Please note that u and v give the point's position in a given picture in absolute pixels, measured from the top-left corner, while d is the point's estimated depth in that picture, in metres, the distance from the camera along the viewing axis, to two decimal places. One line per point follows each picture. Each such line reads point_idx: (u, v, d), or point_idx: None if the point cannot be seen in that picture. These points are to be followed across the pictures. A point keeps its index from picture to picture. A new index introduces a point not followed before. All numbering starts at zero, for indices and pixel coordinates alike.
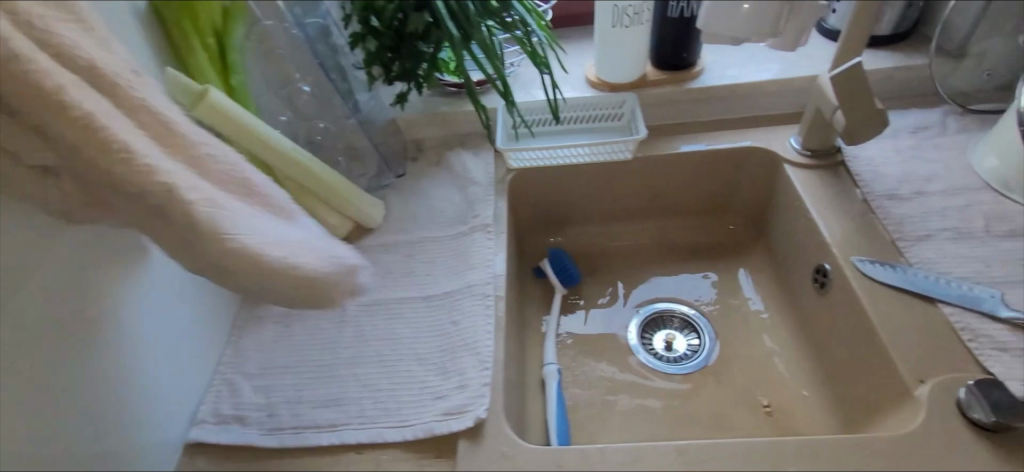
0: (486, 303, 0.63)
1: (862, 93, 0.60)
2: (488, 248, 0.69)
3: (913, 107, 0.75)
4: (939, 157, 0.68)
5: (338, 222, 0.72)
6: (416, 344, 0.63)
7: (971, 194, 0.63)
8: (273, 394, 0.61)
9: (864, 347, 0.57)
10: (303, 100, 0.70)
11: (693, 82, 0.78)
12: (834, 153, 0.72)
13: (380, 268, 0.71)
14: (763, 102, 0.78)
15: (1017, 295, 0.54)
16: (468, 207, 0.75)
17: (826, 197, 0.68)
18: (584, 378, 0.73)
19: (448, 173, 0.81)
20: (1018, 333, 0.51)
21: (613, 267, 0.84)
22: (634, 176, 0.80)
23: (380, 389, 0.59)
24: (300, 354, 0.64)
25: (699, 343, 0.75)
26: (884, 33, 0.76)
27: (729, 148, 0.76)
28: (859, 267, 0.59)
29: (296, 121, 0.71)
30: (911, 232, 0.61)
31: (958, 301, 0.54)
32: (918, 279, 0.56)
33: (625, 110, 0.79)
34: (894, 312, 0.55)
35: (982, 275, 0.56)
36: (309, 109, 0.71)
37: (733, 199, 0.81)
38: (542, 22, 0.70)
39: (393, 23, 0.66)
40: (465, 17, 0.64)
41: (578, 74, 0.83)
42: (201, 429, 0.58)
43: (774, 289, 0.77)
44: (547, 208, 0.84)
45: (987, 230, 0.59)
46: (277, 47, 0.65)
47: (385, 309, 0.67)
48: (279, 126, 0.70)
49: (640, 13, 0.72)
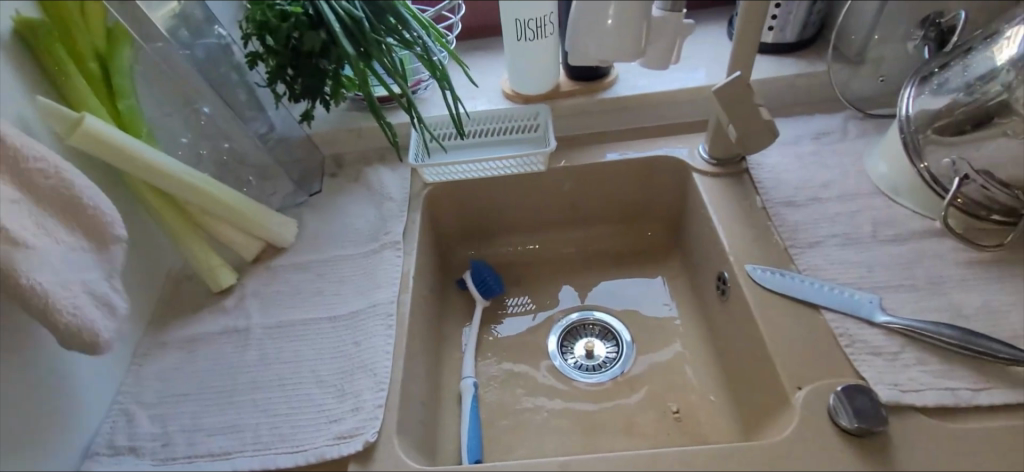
0: (387, 323, 0.64)
1: (742, 103, 0.62)
2: (395, 265, 0.70)
3: (817, 115, 0.77)
4: (837, 164, 0.70)
5: (248, 244, 0.72)
6: (317, 366, 0.62)
7: (861, 200, 0.65)
8: (171, 423, 0.59)
9: (757, 354, 0.58)
10: (204, 121, 0.71)
11: (606, 93, 0.78)
12: (738, 161, 0.72)
13: (288, 289, 0.70)
14: (673, 112, 0.79)
15: (894, 299, 0.55)
16: (381, 224, 0.75)
17: (727, 204, 0.69)
18: (501, 390, 0.72)
19: (365, 189, 0.80)
20: (892, 337, 0.53)
21: (535, 277, 0.84)
22: (550, 187, 0.80)
23: (277, 414, 0.59)
24: (201, 380, 0.63)
25: (618, 350, 0.75)
26: (788, 40, 0.77)
27: (641, 157, 0.77)
28: (751, 275, 0.60)
29: (198, 142, 0.71)
30: (804, 238, 0.62)
31: (839, 308, 0.55)
32: (804, 287, 0.58)
33: (540, 121, 0.79)
34: (779, 319, 0.56)
35: (865, 281, 0.58)
36: (212, 130, 0.72)
37: (650, 206, 0.82)
38: (441, 40, 0.73)
39: (289, 42, 0.65)
40: (361, 33, 0.64)
41: (495, 87, 0.83)
42: (94, 462, 0.57)
43: (689, 294, 0.77)
44: (468, 220, 0.83)
45: (874, 236, 0.61)
46: (168, 70, 0.66)
47: (290, 332, 0.66)
48: (180, 149, 0.69)
49: (543, 26, 0.72)
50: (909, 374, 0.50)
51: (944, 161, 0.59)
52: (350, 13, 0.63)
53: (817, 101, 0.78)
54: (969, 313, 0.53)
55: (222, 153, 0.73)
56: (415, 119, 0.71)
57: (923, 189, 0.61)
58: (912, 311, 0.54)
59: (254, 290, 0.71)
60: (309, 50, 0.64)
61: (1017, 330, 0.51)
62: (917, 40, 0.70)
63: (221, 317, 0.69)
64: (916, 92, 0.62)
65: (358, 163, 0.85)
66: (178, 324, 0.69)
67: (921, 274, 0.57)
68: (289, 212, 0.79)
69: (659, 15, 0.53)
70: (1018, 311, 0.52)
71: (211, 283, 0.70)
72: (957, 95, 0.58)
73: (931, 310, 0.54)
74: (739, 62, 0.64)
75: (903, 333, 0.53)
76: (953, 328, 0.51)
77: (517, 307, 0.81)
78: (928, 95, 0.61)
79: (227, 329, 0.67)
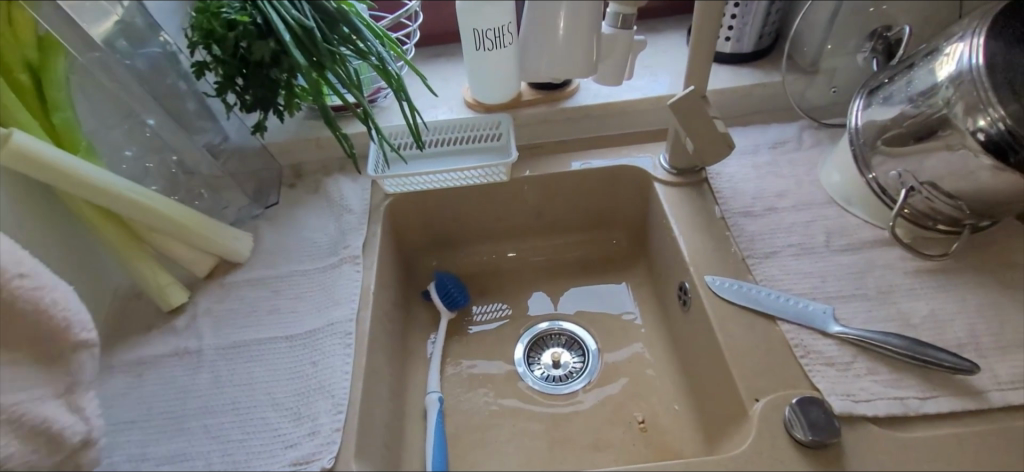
0: (346, 343, 0.62)
1: (700, 117, 0.62)
2: (354, 281, 0.68)
3: (774, 125, 0.78)
4: (792, 173, 0.71)
5: (199, 261, 0.69)
6: (272, 389, 0.60)
7: (815, 209, 0.66)
8: (118, 453, 0.56)
9: (717, 365, 0.58)
10: (150, 134, 0.68)
11: (567, 102, 0.78)
12: (698, 171, 0.73)
13: (243, 307, 0.67)
14: (635, 122, 0.80)
15: (846, 309, 0.57)
16: (340, 237, 0.73)
17: (688, 214, 0.69)
18: (466, 405, 0.71)
19: (325, 201, 0.78)
20: (844, 347, 0.54)
21: (500, 287, 0.83)
22: (514, 197, 0.80)
23: (230, 440, 0.56)
24: (149, 405, 0.60)
25: (584, 360, 0.75)
26: (745, 51, 0.79)
27: (605, 167, 0.77)
28: (710, 286, 0.61)
29: (143, 155, 0.69)
30: (760, 249, 0.63)
31: (794, 319, 0.56)
32: (760, 297, 0.58)
33: (501, 131, 0.79)
34: (738, 330, 0.57)
35: (820, 291, 0.59)
36: (158, 143, 0.70)
37: (614, 215, 0.82)
38: (396, 48, 0.71)
39: (238, 52, 0.62)
40: (312, 44, 0.62)
41: (456, 96, 0.82)
42: None
43: (652, 302, 0.78)
44: (431, 231, 0.82)
45: (827, 246, 0.63)
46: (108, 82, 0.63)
47: (244, 353, 0.63)
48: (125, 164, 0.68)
49: (501, 36, 0.70)
50: (860, 385, 0.51)
51: (891, 174, 0.61)
52: (301, 22, 0.61)
53: (773, 110, 0.80)
54: (917, 323, 0.55)
55: (170, 165, 0.71)
56: (373, 130, 0.70)
57: (874, 199, 0.63)
58: (864, 322, 0.56)
59: (206, 308, 0.68)
60: (258, 60, 0.62)
61: (961, 338, 0.53)
62: (866, 52, 0.71)
63: (171, 338, 0.65)
64: (865, 104, 0.63)
65: (318, 173, 0.82)
66: (125, 345, 0.65)
67: (872, 283, 0.59)
68: (244, 225, 0.76)
69: (610, 33, 0.51)
70: (962, 320, 0.54)
71: (160, 302, 0.67)
72: (903, 107, 0.59)
73: (881, 320, 0.56)
74: (694, 77, 0.65)
75: (855, 343, 0.54)
76: (902, 338, 0.52)
77: (480, 316, 0.80)
78: (876, 107, 0.62)
79: (177, 351, 0.64)
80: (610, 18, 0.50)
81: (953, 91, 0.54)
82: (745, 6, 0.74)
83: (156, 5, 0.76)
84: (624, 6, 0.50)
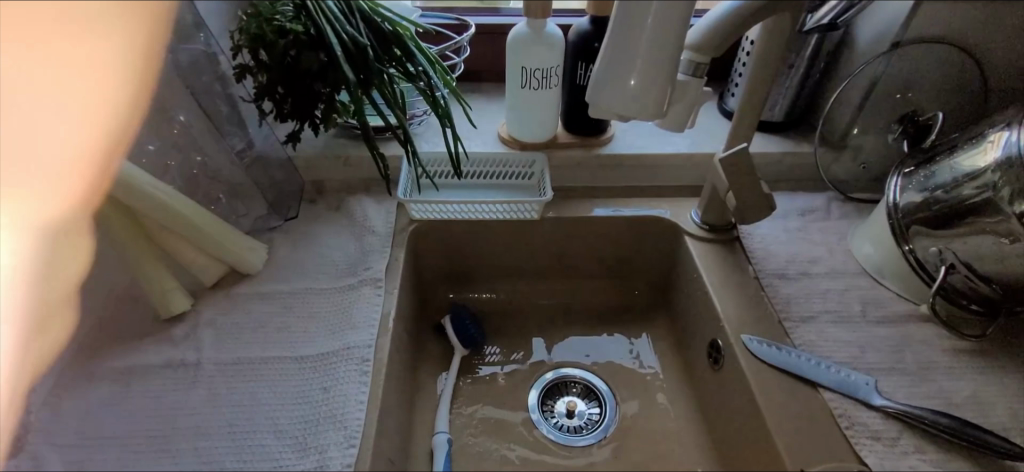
0: (362, 370, 0.58)
1: (746, 181, 0.62)
2: (375, 305, 0.64)
3: (800, 191, 0.80)
4: (822, 240, 0.71)
5: (216, 306, 0.64)
6: (275, 413, 0.54)
7: (848, 278, 0.66)
8: (79, 442, 0.51)
9: (752, 430, 0.56)
10: (278, 96, 0.62)
11: (602, 149, 0.78)
12: (730, 229, 0.73)
13: (250, 322, 0.63)
14: (667, 175, 0.80)
15: (888, 383, 0.56)
16: (360, 258, 0.70)
17: (721, 270, 0.68)
18: (479, 449, 0.66)
19: (347, 219, 0.75)
20: (889, 422, 0.53)
21: (514, 325, 0.80)
22: (541, 235, 0.77)
23: (223, 468, 0.50)
24: (136, 422, 0.53)
25: (600, 413, 0.71)
26: (776, 120, 0.80)
27: (636, 215, 0.76)
28: (747, 345, 0.59)
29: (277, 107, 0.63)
30: (797, 313, 0.63)
31: (836, 387, 0.55)
32: (799, 362, 0.57)
33: (534, 170, 0.78)
34: (778, 399, 0.55)
35: (857, 362, 0.58)
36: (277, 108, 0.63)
37: (637, 265, 0.80)
38: (446, 76, 0.69)
39: (285, 60, 0.60)
40: (365, 63, 0.60)
41: (492, 132, 0.82)
42: None
43: (673, 355, 0.76)
44: (449, 264, 0.80)
45: (863, 316, 0.62)
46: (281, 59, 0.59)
47: (248, 371, 0.58)
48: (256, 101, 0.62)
49: (548, 77, 0.71)
50: (909, 463, 0.50)
51: (931, 250, 0.61)
52: (355, 39, 0.60)
53: (802, 179, 0.81)
54: (960, 403, 0.54)
55: (193, 165, 0.65)
56: (409, 153, 0.67)
57: (908, 273, 0.63)
58: (907, 396, 0.55)
59: (209, 320, 0.62)
60: (307, 71, 0.60)
61: (1005, 422, 0.52)
62: (895, 133, 0.73)
63: (167, 347, 0.59)
64: (902, 182, 0.65)
65: (340, 192, 0.80)
66: (112, 352, 0.58)
67: (910, 359, 0.58)
68: (259, 236, 0.72)
69: (683, 79, 0.52)
70: (1004, 404, 0.54)
71: (160, 309, 0.61)
72: (941, 190, 0.61)
73: (922, 397, 0.55)
74: (740, 134, 0.64)
75: (899, 418, 0.53)
76: (949, 417, 0.51)
77: (493, 355, 0.77)
78: (913, 187, 0.64)
79: (172, 362, 0.58)
80: (684, 66, 0.52)
81: (1000, 175, 0.55)
82: (784, 77, 0.76)
83: (203, 5, 0.69)
84: (698, 54, 0.51)
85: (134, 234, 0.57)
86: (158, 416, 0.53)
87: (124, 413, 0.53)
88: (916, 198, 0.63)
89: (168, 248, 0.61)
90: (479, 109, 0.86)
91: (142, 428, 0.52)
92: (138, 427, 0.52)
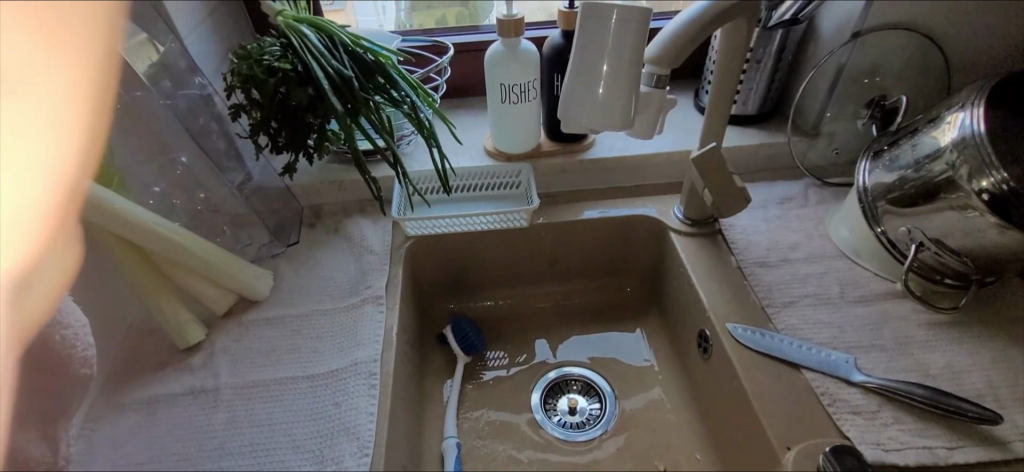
0: (370, 383, 0.62)
1: (719, 176, 0.65)
2: (378, 322, 0.68)
3: (779, 179, 0.83)
4: (801, 226, 0.74)
5: (230, 333, 0.68)
6: (291, 429, 0.58)
7: (827, 261, 0.69)
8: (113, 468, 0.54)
9: (742, 412, 0.59)
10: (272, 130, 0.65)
11: (585, 154, 0.81)
12: (712, 222, 0.76)
13: (262, 346, 0.66)
14: (649, 174, 0.83)
15: (867, 360, 0.59)
16: (360, 277, 0.73)
17: (705, 262, 0.71)
18: (487, 450, 0.69)
19: (346, 241, 0.79)
20: (869, 396, 0.56)
21: (514, 329, 0.83)
22: (532, 240, 0.80)
23: None
24: (163, 447, 0.56)
25: (600, 408, 0.74)
26: (750, 113, 0.83)
27: (622, 215, 0.79)
28: (732, 333, 0.62)
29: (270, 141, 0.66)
30: (778, 298, 0.66)
31: (818, 367, 0.58)
32: (781, 345, 0.60)
33: (521, 179, 0.82)
34: (763, 381, 0.58)
35: (836, 342, 0.61)
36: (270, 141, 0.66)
37: (627, 262, 0.84)
38: (428, 99, 0.72)
39: (276, 96, 0.63)
40: (352, 94, 0.64)
41: (478, 145, 0.85)
42: None
43: (667, 347, 0.79)
44: (447, 275, 0.83)
45: (842, 297, 0.65)
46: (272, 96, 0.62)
47: (264, 392, 0.62)
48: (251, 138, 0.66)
49: (526, 91, 0.75)
50: (889, 433, 0.53)
51: (900, 229, 0.64)
52: (340, 72, 0.63)
53: (779, 168, 0.84)
54: (935, 373, 0.57)
55: (196, 202, 0.68)
56: (400, 174, 0.71)
57: (883, 253, 0.66)
58: (885, 371, 0.58)
59: (224, 347, 0.66)
60: (296, 105, 0.63)
61: (979, 389, 0.55)
62: (864, 119, 0.76)
63: (186, 376, 0.63)
64: (870, 166, 0.68)
65: (338, 215, 0.84)
66: (136, 384, 0.62)
67: (888, 334, 0.61)
68: (264, 263, 0.76)
69: (646, 91, 0.56)
70: (977, 371, 0.57)
71: (178, 339, 0.65)
72: (907, 171, 0.63)
73: (899, 371, 0.58)
74: (713, 132, 0.67)
75: (879, 392, 0.56)
76: (925, 388, 0.54)
77: (496, 360, 0.80)
78: (881, 170, 0.67)
79: (192, 389, 0.61)
80: (646, 79, 0.56)
81: (956, 154, 0.58)
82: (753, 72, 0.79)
83: (193, 50, 0.73)
84: (659, 67, 0.55)
85: (147, 272, 0.61)
86: (182, 440, 0.57)
87: (152, 439, 0.57)
88: (884, 180, 0.66)
89: (180, 283, 0.64)
90: (464, 125, 0.89)
91: (169, 452, 0.56)
92: (164, 451, 0.56)
